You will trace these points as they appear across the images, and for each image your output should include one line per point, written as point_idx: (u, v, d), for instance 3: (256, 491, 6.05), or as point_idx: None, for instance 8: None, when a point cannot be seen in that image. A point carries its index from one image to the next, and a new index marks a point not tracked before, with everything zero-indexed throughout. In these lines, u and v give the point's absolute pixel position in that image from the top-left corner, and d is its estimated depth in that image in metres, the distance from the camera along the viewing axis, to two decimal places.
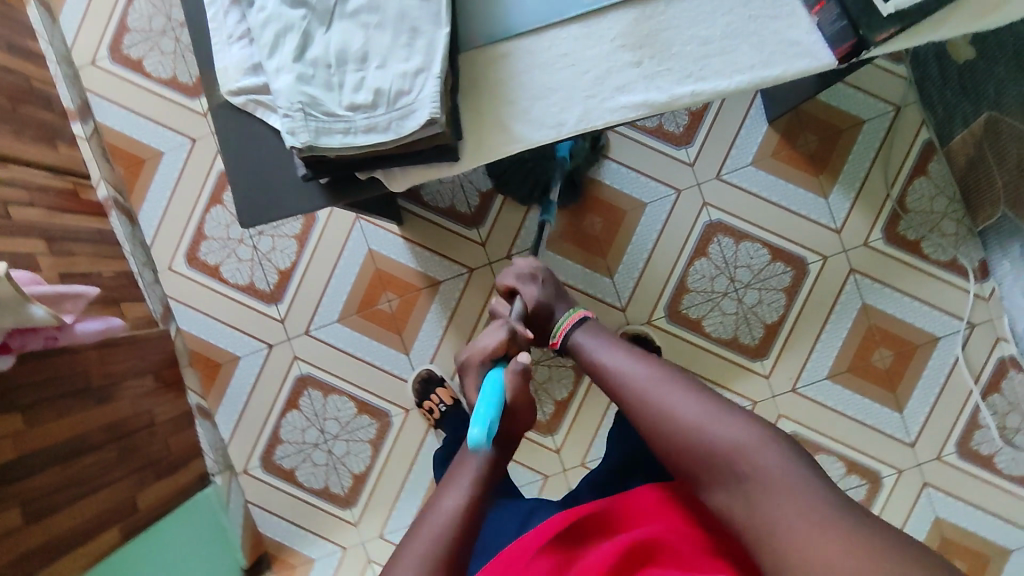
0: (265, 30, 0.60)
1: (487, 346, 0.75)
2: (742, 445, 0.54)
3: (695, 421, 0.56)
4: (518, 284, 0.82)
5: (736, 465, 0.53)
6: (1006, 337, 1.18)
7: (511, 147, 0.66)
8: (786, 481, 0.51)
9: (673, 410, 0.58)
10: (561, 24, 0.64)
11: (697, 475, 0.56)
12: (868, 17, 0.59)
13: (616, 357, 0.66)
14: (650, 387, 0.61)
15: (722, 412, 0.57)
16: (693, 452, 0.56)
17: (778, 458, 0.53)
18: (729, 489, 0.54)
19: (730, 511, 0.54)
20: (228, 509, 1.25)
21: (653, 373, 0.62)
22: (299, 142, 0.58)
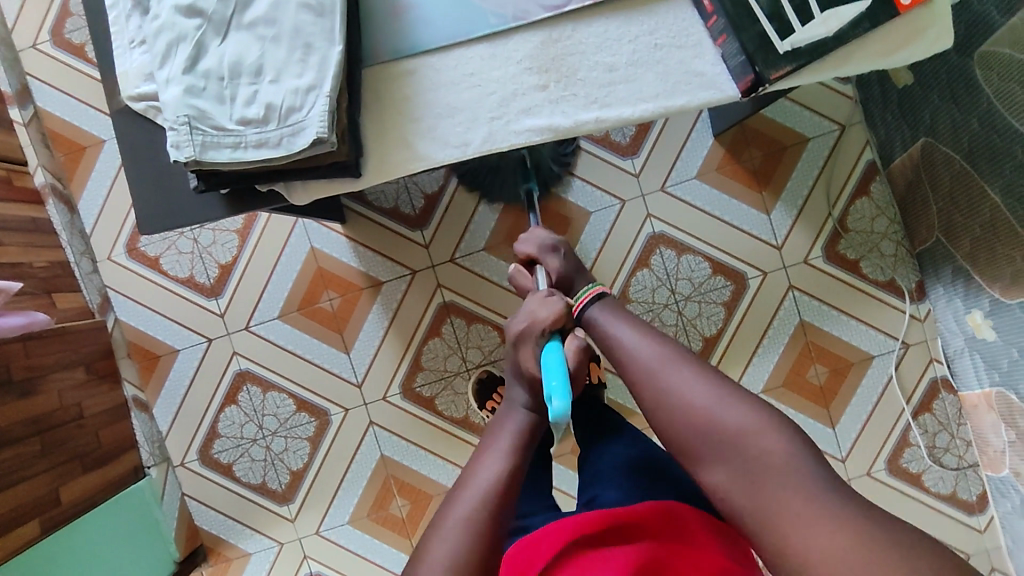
0: (159, 40, 0.59)
1: (546, 318, 0.71)
2: (747, 427, 0.55)
3: (703, 403, 0.57)
4: (539, 254, 0.84)
5: (742, 447, 0.55)
6: (939, 359, 1.18)
7: (414, 165, 0.65)
8: (791, 465, 0.53)
9: (682, 390, 0.58)
10: (468, 44, 0.64)
11: (696, 453, 0.57)
12: (765, 53, 0.60)
13: (623, 328, 0.66)
14: (659, 365, 0.61)
15: (728, 393, 0.57)
16: (696, 431, 0.57)
17: (784, 442, 0.54)
18: (731, 468, 0.55)
19: (730, 490, 0.55)
20: (162, 502, 1.24)
21: (662, 351, 0.62)
22: (184, 156, 0.57)
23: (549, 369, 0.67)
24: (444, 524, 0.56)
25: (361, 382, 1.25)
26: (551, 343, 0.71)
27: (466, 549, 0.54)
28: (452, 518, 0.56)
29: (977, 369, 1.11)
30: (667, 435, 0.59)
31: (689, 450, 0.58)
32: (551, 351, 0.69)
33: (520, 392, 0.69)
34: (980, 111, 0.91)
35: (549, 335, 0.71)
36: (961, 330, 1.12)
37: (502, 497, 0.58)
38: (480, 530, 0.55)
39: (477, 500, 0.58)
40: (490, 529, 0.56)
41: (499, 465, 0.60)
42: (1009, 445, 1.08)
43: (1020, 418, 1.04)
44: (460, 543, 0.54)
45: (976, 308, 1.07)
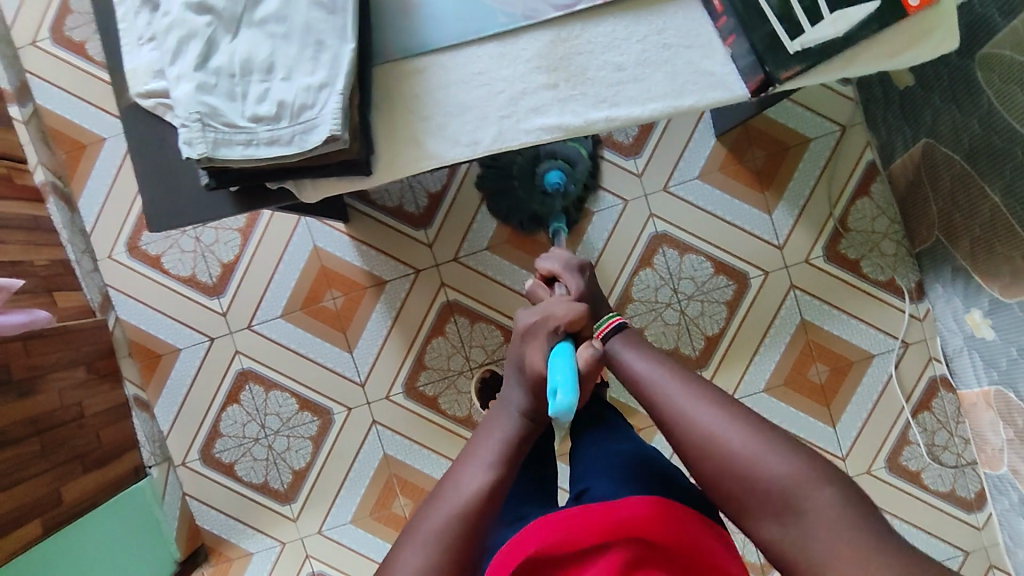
0: (169, 37, 0.59)
1: (562, 316, 0.72)
2: (791, 476, 0.51)
3: (739, 447, 0.54)
4: (562, 271, 0.83)
5: (786, 498, 0.51)
6: (938, 358, 1.19)
7: (424, 163, 0.65)
8: (847, 521, 0.48)
9: (719, 433, 0.55)
10: (478, 43, 0.64)
11: (739, 502, 0.53)
12: (774, 53, 0.60)
13: (653, 368, 0.64)
14: (692, 405, 0.58)
15: (768, 437, 0.54)
16: (734, 478, 0.53)
17: (832, 495, 0.50)
18: (779, 521, 0.51)
19: (782, 545, 0.51)
20: (163, 502, 1.24)
21: (694, 391, 0.59)
22: (196, 153, 0.57)
23: (558, 366, 0.65)
24: (415, 534, 0.54)
25: (364, 381, 1.25)
26: (563, 342, 0.70)
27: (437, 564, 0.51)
28: (425, 530, 0.54)
29: (976, 367, 1.12)
30: (705, 482, 0.56)
31: (730, 499, 0.54)
32: (561, 350, 0.68)
33: (515, 395, 0.67)
34: (980, 112, 0.92)
35: (562, 335, 0.71)
36: (960, 329, 1.13)
37: (480, 510, 0.55)
38: (454, 543, 0.53)
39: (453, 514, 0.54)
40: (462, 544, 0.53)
41: (480, 476, 0.58)
42: (1008, 443, 1.09)
43: (1019, 416, 1.05)
44: (431, 557, 0.52)
45: (975, 307, 1.08)
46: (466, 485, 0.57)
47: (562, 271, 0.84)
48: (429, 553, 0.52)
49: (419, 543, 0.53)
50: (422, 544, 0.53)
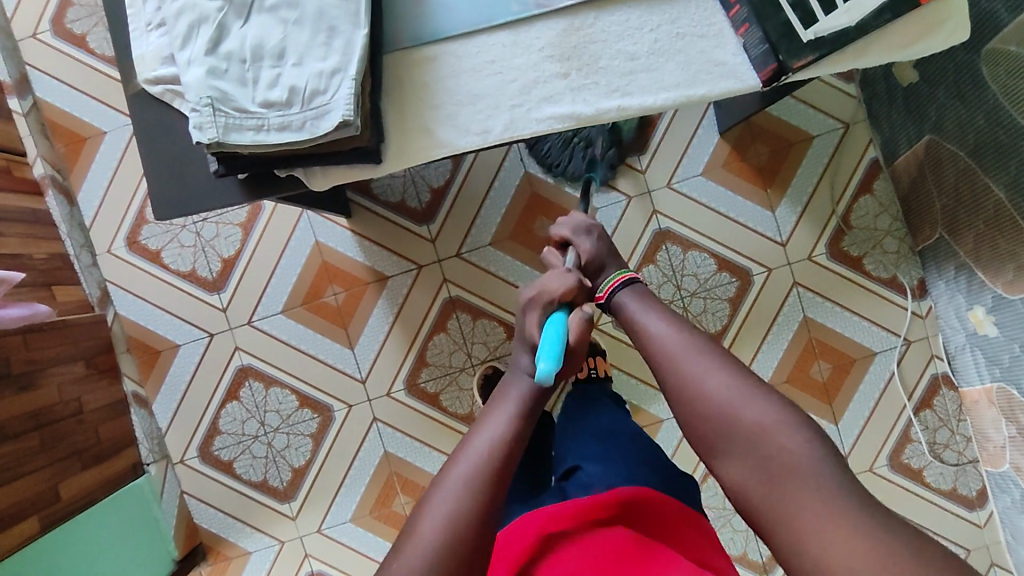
0: (179, 22, 0.59)
1: (554, 288, 0.74)
2: (763, 422, 0.55)
3: (720, 394, 0.58)
4: (573, 236, 0.85)
5: (758, 443, 0.54)
6: (940, 355, 1.20)
7: (434, 151, 0.65)
8: (806, 467, 0.52)
9: (704, 381, 0.59)
10: (490, 31, 0.64)
11: (712, 443, 0.57)
12: (788, 42, 0.60)
13: (655, 321, 0.68)
14: (684, 356, 0.62)
15: (749, 387, 0.58)
16: (712, 420, 0.58)
17: (801, 441, 0.53)
18: (745, 462, 0.55)
19: (744, 485, 0.54)
20: (161, 500, 1.23)
21: (690, 343, 0.64)
22: (207, 138, 0.56)
23: (545, 337, 0.69)
24: (442, 482, 0.56)
25: (365, 378, 1.24)
26: (556, 313, 0.73)
27: (465, 506, 0.54)
28: (453, 477, 0.56)
29: (978, 365, 1.12)
30: (685, 424, 0.60)
31: (706, 441, 0.58)
32: (555, 319, 0.72)
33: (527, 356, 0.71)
34: (985, 108, 0.92)
35: (556, 306, 0.74)
36: (962, 326, 1.13)
37: (505, 458, 0.58)
38: (486, 478, 0.56)
39: (481, 454, 0.57)
40: (496, 480, 0.56)
41: (501, 426, 0.60)
42: (1009, 440, 1.09)
43: (1021, 413, 1.05)
44: (460, 502, 0.54)
45: (978, 304, 1.08)
46: (489, 436, 0.59)
47: (572, 237, 0.86)
48: (457, 499, 0.54)
49: (445, 492, 0.55)
50: (450, 492, 0.55)
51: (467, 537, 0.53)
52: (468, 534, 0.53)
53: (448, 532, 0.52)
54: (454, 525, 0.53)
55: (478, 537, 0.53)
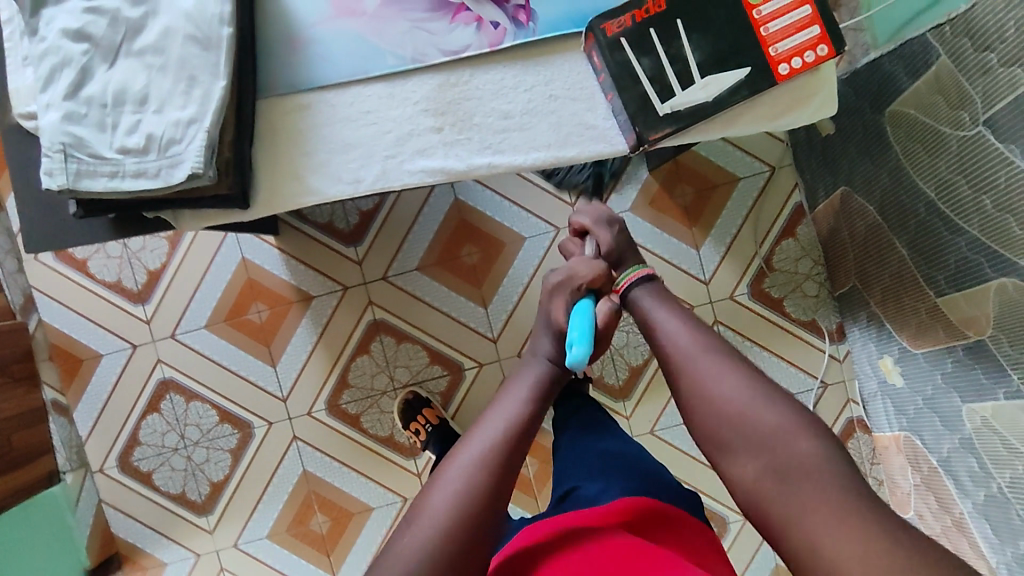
0: (42, 62, 0.58)
1: (580, 274, 0.78)
2: (779, 426, 0.56)
3: (735, 395, 0.59)
4: (592, 225, 0.86)
5: (771, 443, 0.56)
6: (856, 400, 1.20)
7: (304, 199, 0.65)
8: (820, 472, 0.53)
9: (716, 383, 0.60)
10: (365, 82, 0.64)
11: (722, 438, 0.59)
12: (646, 114, 0.60)
13: (669, 319, 0.68)
14: (698, 357, 0.63)
15: (763, 391, 0.59)
16: (727, 425, 0.58)
17: (814, 446, 0.55)
18: (758, 461, 0.56)
19: (756, 484, 0.56)
20: (76, 509, 1.20)
21: (700, 343, 0.64)
22: (57, 184, 0.57)
23: (574, 322, 0.73)
24: (454, 459, 0.59)
25: (286, 396, 1.25)
26: (581, 303, 0.76)
27: (479, 481, 0.57)
28: (466, 453, 0.59)
29: (888, 412, 1.14)
30: (698, 424, 0.61)
31: (717, 441, 0.59)
32: (580, 308, 0.75)
33: (546, 343, 0.73)
34: (889, 167, 0.94)
35: (581, 294, 0.77)
36: (874, 373, 1.14)
37: (516, 444, 0.60)
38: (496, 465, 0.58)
39: (493, 437, 0.60)
40: (502, 467, 0.58)
41: (514, 411, 0.62)
42: (914, 488, 1.11)
43: (925, 463, 1.07)
44: (471, 476, 0.57)
45: (886, 353, 1.10)
46: (500, 424, 0.61)
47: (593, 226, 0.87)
48: (467, 473, 0.57)
49: (454, 470, 0.58)
50: (461, 468, 0.58)
51: (472, 516, 0.55)
52: (475, 510, 0.56)
53: (455, 509, 0.55)
54: (461, 503, 0.56)
55: (486, 513, 0.56)
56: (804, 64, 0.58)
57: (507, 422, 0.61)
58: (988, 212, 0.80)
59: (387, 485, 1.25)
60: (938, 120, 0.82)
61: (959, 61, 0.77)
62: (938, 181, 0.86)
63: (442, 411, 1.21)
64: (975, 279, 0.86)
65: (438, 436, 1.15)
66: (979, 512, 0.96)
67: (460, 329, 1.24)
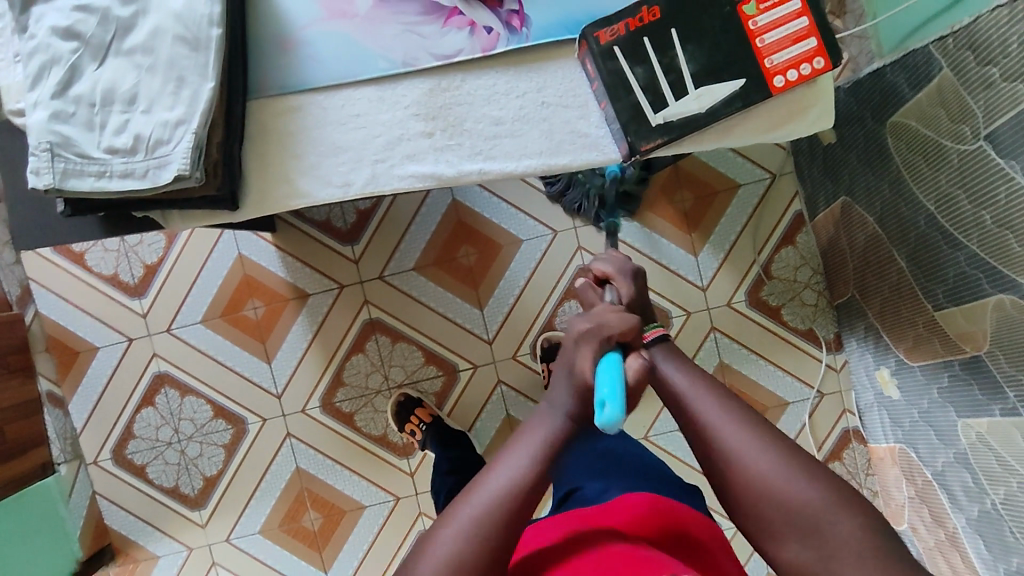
0: (31, 60, 0.58)
1: (613, 324, 0.61)
2: (818, 504, 0.51)
3: (769, 472, 0.53)
4: (615, 273, 0.73)
5: (815, 525, 0.51)
6: (852, 410, 1.19)
7: (293, 202, 0.64)
8: (864, 548, 0.49)
9: (748, 460, 0.54)
10: (356, 85, 0.64)
11: (762, 520, 0.53)
12: (638, 124, 0.59)
13: (690, 385, 0.59)
14: (723, 427, 0.56)
15: (796, 463, 0.53)
16: (762, 505, 0.53)
17: (855, 522, 0.50)
18: (802, 542, 0.51)
19: (803, 566, 0.51)
20: (70, 501, 1.21)
21: (723, 411, 0.57)
22: (43, 183, 0.56)
23: (602, 374, 0.57)
24: (451, 518, 0.53)
25: (281, 393, 1.25)
26: (610, 354, 0.60)
27: (479, 542, 0.52)
28: (467, 510, 0.53)
29: (884, 424, 1.13)
30: (729, 498, 0.55)
31: (752, 519, 0.54)
32: (611, 363, 0.58)
33: (565, 396, 0.58)
34: (890, 178, 0.93)
35: (612, 346, 0.60)
36: (871, 385, 1.14)
37: (516, 509, 0.53)
38: (497, 527, 0.52)
39: (498, 494, 0.53)
40: (504, 527, 0.52)
41: (518, 467, 0.54)
42: (909, 501, 1.10)
43: (919, 477, 1.06)
44: (471, 536, 0.52)
45: (883, 364, 1.09)
46: (501, 482, 0.54)
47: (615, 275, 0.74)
48: (461, 537, 0.52)
49: (448, 531, 0.52)
50: (460, 526, 0.52)
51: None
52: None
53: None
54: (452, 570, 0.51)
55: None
56: (801, 77, 0.57)
57: (509, 480, 0.54)
58: (987, 228, 0.79)
59: (380, 484, 1.25)
60: (939, 133, 0.81)
61: (960, 74, 0.76)
62: (938, 195, 0.85)
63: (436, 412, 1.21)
64: (973, 294, 0.85)
65: (434, 435, 1.14)
66: (972, 527, 0.96)
67: (454, 330, 1.23)
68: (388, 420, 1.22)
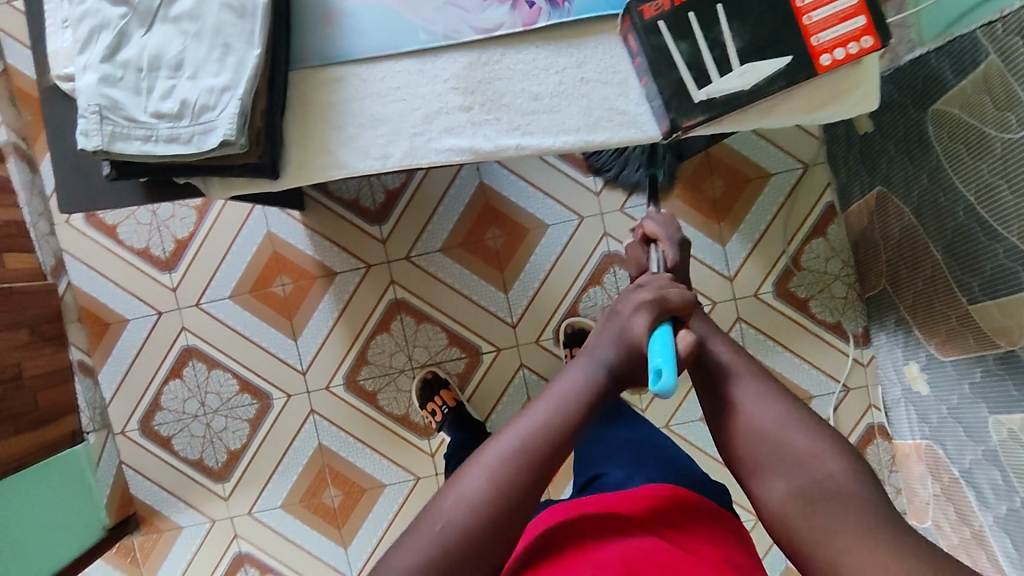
0: (82, 25, 0.59)
1: (672, 299, 0.61)
2: (809, 448, 0.53)
3: (766, 416, 0.56)
4: (663, 236, 0.75)
5: (804, 466, 0.53)
6: (878, 406, 1.17)
7: (332, 172, 0.65)
8: (851, 492, 0.51)
9: (748, 407, 0.57)
10: (396, 58, 0.64)
11: (754, 462, 0.55)
12: (680, 101, 0.59)
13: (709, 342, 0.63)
14: (733, 378, 0.59)
15: (793, 412, 0.56)
16: (758, 444, 0.55)
17: (842, 467, 0.52)
18: (788, 481, 0.53)
19: (784, 503, 0.53)
20: (97, 469, 1.25)
21: (736, 364, 0.61)
22: (92, 145, 0.57)
23: (657, 345, 0.56)
24: (485, 450, 0.54)
25: (306, 369, 1.26)
26: (665, 325, 0.60)
27: (510, 474, 0.52)
28: (499, 442, 0.54)
29: (910, 420, 1.11)
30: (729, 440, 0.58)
31: (744, 462, 0.56)
32: (665, 331, 0.58)
33: (608, 348, 0.59)
34: (929, 167, 0.91)
35: (666, 319, 0.60)
36: (899, 380, 1.12)
37: (556, 440, 0.54)
38: (529, 462, 0.53)
39: (531, 431, 0.54)
40: (535, 466, 0.53)
41: (558, 408, 0.56)
42: (934, 497, 1.08)
43: (945, 473, 1.04)
44: (503, 467, 0.52)
45: (913, 359, 1.07)
46: (541, 419, 0.55)
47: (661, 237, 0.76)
48: (502, 460, 0.53)
49: (484, 461, 0.53)
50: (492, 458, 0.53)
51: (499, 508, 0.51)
52: (500, 510, 0.51)
53: (479, 505, 0.51)
54: (488, 500, 0.51)
55: (514, 511, 0.52)
56: (848, 56, 0.57)
57: (545, 420, 0.55)
58: None
59: (401, 463, 1.26)
60: (983, 121, 0.80)
61: (1008, 60, 0.74)
62: (980, 186, 0.83)
63: (458, 394, 1.21)
64: (1011, 287, 0.83)
65: (455, 418, 1.15)
66: (999, 526, 0.94)
67: (479, 313, 1.24)
68: (412, 399, 1.23)
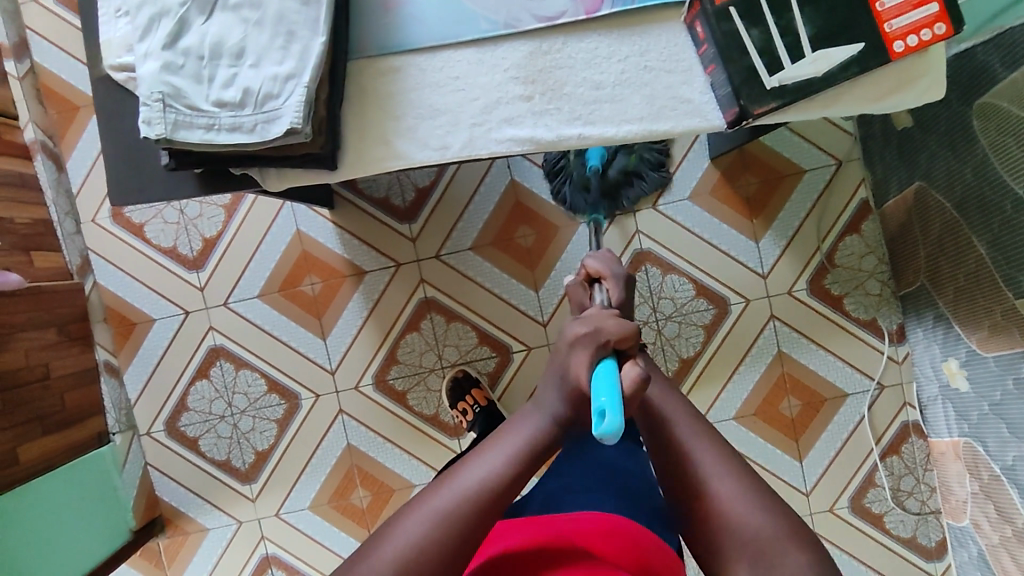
0: (142, 13, 0.58)
1: (610, 329, 0.59)
2: (767, 529, 0.52)
3: (724, 493, 0.55)
4: (607, 275, 0.78)
5: (764, 550, 0.52)
6: (913, 403, 1.16)
7: (390, 163, 0.64)
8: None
9: (708, 481, 0.56)
10: (456, 47, 0.63)
11: (713, 540, 0.54)
12: (750, 87, 0.58)
13: (670, 406, 0.62)
14: (694, 444, 0.58)
15: (753, 490, 0.55)
16: (716, 520, 0.54)
17: (804, 555, 0.51)
18: (751, 564, 0.52)
19: None
20: (123, 471, 1.23)
21: (694, 429, 0.60)
22: (155, 133, 0.57)
23: (601, 385, 0.53)
24: (419, 506, 0.53)
25: (334, 369, 1.25)
26: (608, 360, 0.56)
27: (437, 537, 0.50)
28: (432, 501, 0.52)
29: (948, 418, 1.10)
30: (683, 510, 0.57)
31: (705, 536, 0.55)
32: (607, 369, 0.55)
33: (553, 396, 0.58)
34: (974, 161, 0.91)
35: (608, 352, 0.57)
36: (936, 376, 1.11)
37: (487, 503, 0.52)
38: (457, 523, 0.51)
39: (465, 490, 0.52)
40: (462, 529, 0.51)
41: (494, 468, 0.54)
42: (971, 496, 1.07)
43: (985, 471, 1.03)
44: (430, 528, 0.51)
45: (953, 355, 1.06)
46: (474, 477, 0.53)
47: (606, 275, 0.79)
48: (428, 522, 0.51)
49: (412, 520, 0.51)
50: (423, 517, 0.51)
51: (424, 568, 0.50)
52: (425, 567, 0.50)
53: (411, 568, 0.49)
54: (419, 561, 0.50)
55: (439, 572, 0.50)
56: (921, 42, 0.56)
57: (480, 478, 0.53)
58: None
59: (429, 462, 1.24)
60: None
61: None
62: None
63: (489, 393, 1.20)
64: None
65: (486, 418, 1.13)
66: None
67: (510, 312, 1.23)
68: (443, 399, 1.22)
